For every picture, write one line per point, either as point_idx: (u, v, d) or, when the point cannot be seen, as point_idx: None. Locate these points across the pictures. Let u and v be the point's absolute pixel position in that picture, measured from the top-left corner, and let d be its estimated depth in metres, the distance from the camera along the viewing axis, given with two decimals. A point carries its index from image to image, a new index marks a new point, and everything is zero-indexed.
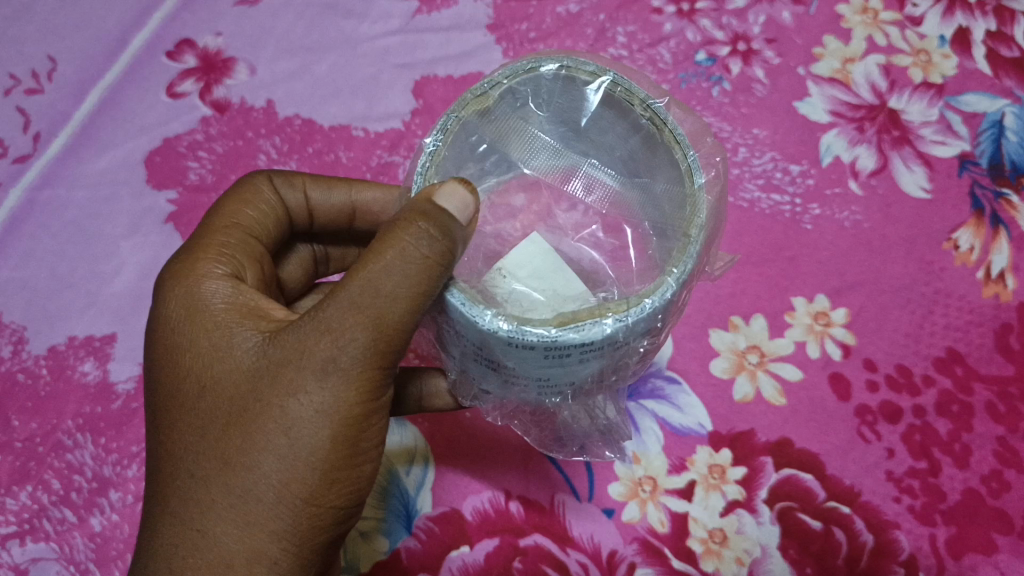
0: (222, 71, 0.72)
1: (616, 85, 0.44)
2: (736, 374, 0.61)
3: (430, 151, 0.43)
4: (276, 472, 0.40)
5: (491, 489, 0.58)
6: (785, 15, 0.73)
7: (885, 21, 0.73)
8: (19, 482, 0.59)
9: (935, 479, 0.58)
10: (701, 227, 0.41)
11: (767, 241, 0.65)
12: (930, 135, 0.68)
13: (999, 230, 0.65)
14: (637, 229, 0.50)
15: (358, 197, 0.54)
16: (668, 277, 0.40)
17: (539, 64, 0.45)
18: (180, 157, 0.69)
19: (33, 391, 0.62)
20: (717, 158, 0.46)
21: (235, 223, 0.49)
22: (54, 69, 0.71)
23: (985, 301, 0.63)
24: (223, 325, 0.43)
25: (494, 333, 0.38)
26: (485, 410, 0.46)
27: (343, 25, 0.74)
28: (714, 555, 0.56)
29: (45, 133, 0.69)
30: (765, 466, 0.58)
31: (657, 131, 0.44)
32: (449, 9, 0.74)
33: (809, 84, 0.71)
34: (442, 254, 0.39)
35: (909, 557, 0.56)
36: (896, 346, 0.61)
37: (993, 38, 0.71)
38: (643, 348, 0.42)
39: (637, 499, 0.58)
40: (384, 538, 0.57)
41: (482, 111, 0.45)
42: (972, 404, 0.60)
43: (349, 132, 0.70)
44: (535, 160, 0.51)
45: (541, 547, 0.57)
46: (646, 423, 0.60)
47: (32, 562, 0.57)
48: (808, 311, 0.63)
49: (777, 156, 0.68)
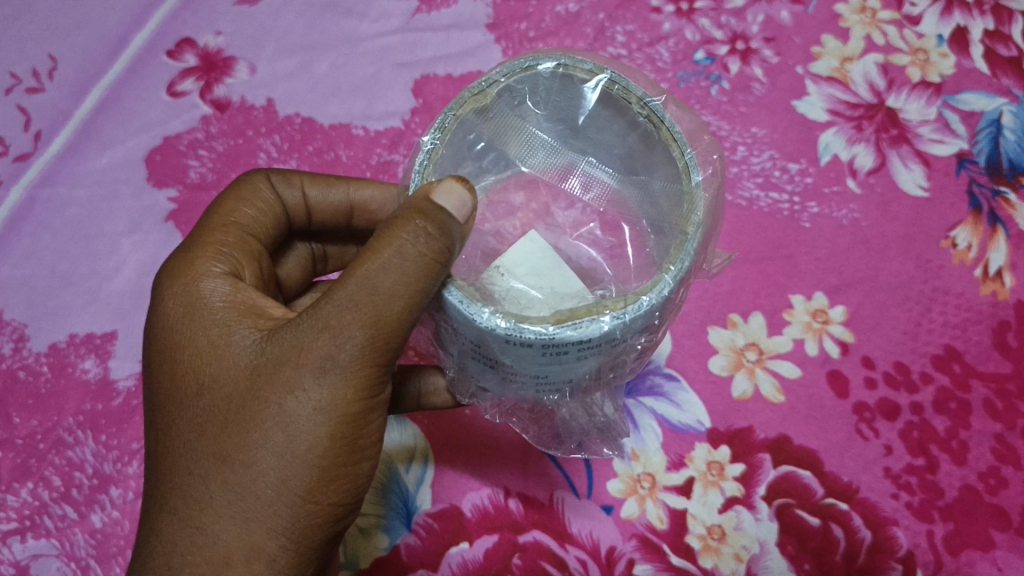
0: (222, 70, 0.72)
1: (613, 83, 0.45)
2: (734, 371, 0.61)
3: (428, 150, 0.44)
4: (274, 469, 0.40)
5: (490, 486, 0.59)
6: (784, 15, 0.74)
7: (883, 20, 0.73)
8: (20, 479, 0.60)
9: (933, 476, 0.58)
10: (698, 224, 0.42)
11: (766, 239, 0.65)
12: (928, 133, 0.68)
13: (997, 228, 0.65)
14: (635, 226, 0.50)
15: (356, 194, 0.54)
16: (666, 274, 0.40)
17: (537, 63, 0.45)
18: (181, 155, 0.69)
19: (33, 389, 0.62)
20: (715, 156, 0.46)
21: (233, 222, 0.50)
22: (55, 69, 0.71)
23: (982, 299, 0.63)
24: (222, 324, 0.43)
25: (491, 331, 0.38)
26: (483, 408, 0.47)
27: (342, 24, 0.74)
28: (713, 551, 0.56)
29: (46, 132, 0.69)
30: (763, 463, 0.58)
31: (654, 129, 0.44)
32: (448, 8, 0.74)
33: (807, 83, 0.71)
34: (440, 252, 0.39)
35: (907, 554, 0.56)
36: (894, 343, 0.62)
37: (991, 37, 0.71)
38: (641, 344, 0.42)
39: (636, 496, 0.58)
40: (384, 535, 0.57)
41: (479, 109, 0.45)
42: (970, 401, 0.60)
43: (349, 131, 0.70)
44: (532, 158, 0.51)
45: (540, 544, 0.57)
46: (645, 420, 0.60)
47: (33, 558, 0.58)
48: (806, 308, 0.63)
49: (775, 154, 0.69)
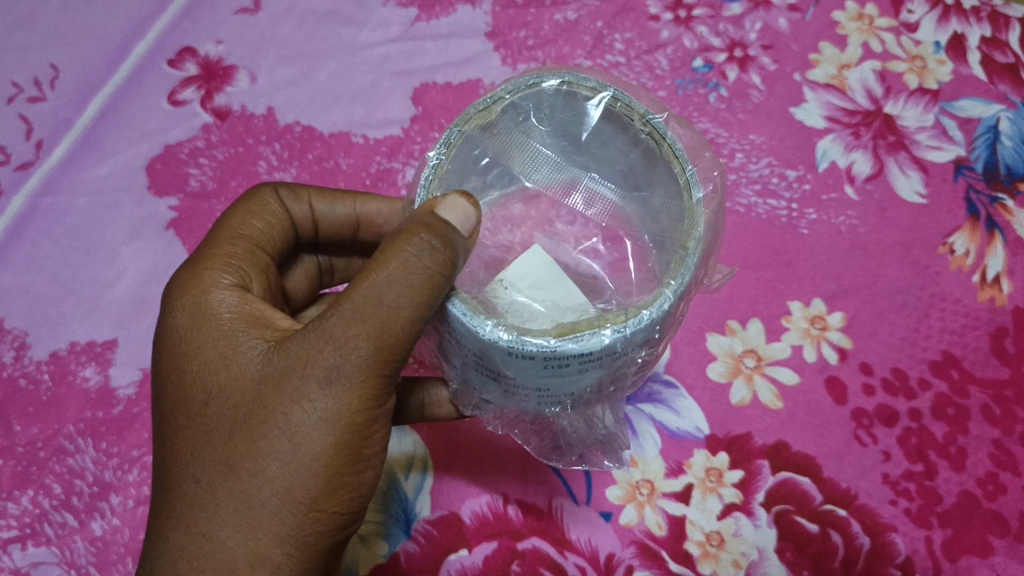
0: (222, 78, 0.73)
1: (616, 101, 0.45)
2: (733, 378, 0.61)
3: (433, 164, 0.44)
4: (280, 478, 0.40)
5: (490, 493, 0.59)
6: (782, 22, 0.74)
7: (881, 27, 0.73)
8: (20, 487, 0.60)
9: (931, 481, 0.58)
10: (699, 239, 0.42)
11: (764, 245, 0.66)
12: (925, 140, 0.69)
13: (994, 234, 0.65)
14: (637, 241, 0.50)
15: (362, 209, 0.55)
16: (666, 289, 0.40)
17: (541, 80, 0.45)
18: (181, 163, 0.70)
19: (34, 397, 0.62)
20: (715, 173, 0.47)
21: (242, 234, 0.50)
22: (56, 78, 0.72)
23: (980, 305, 0.63)
24: (229, 334, 0.43)
25: (494, 343, 0.39)
26: (485, 420, 0.47)
27: (342, 32, 0.75)
28: (712, 558, 0.57)
29: (47, 140, 0.70)
30: (761, 469, 0.59)
31: (656, 146, 0.44)
32: (447, 17, 0.75)
33: (806, 90, 0.71)
34: (444, 264, 0.39)
35: (905, 560, 0.56)
36: (892, 349, 0.62)
37: (987, 44, 0.72)
38: (641, 358, 0.42)
39: (635, 503, 0.58)
40: (383, 542, 0.57)
41: (484, 125, 0.45)
42: (968, 407, 0.60)
43: (349, 139, 0.71)
44: (536, 173, 0.51)
45: (538, 551, 0.57)
46: (644, 427, 0.60)
47: (33, 566, 0.58)
48: (804, 314, 0.63)
49: (774, 161, 0.69)
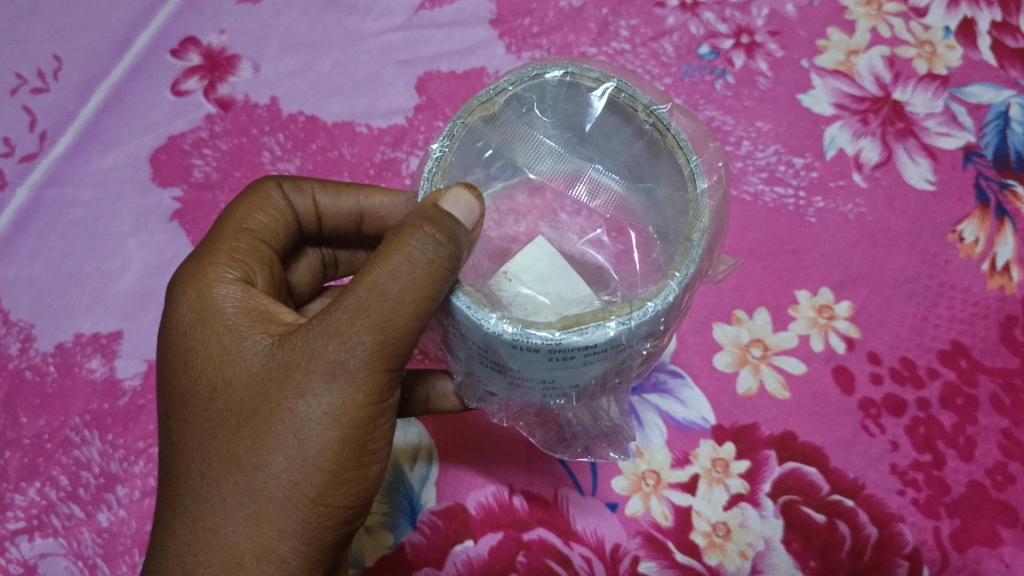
0: (225, 69, 0.72)
1: (620, 92, 0.45)
2: (739, 367, 0.61)
3: (436, 157, 0.44)
4: (286, 472, 0.40)
5: (495, 484, 0.59)
6: (790, 8, 0.73)
7: (889, 12, 0.72)
8: (27, 478, 0.60)
9: (939, 472, 0.58)
10: (703, 231, 0.42)
11: (771, 234, 0.65)
12: (934, 126, 0.68)
13: (1004, 222, 0.64)
14: (642, 233, 0.49)
15: (366, 202, 0.54)
16: (670, 281, 0.40)
17: (544, 71, 0.45)
18: (185, 154, 0.69)
19: (40, 389, 0.62)
20: (719, 164, 0.47)
21: (245, 229, 0.50)
22: (60, 69, 0.72)
23: (990, 293, 0.62)
24: (234, 329, 0.43)
25: (499, 336, 0.38)
26: (490, 412, 0.47)
27: (345, 21, 0.74)
28: (718, 548, 0.57)
29: (51, 132, 0.70)
30: (768, 459, 0.58)
31: (660, 137, 0.44)
32: (450, 5, 0.74)
33: (813, 76, 0.71)
34: (448, 258, 0.39)
35: (913, 550, 0.56)
36: (900, 339, 0.61)
37: (998, 29, 0.71)
38: (646, 350, 0.42)
39: (641, 493, 0.58)
40: (389, 533, 0.57)
41: (487, 117, 0.45)
42: (977, 396, 0.59)
43: (353, 128, 0.70)
44: (539, 165, 0.50)
45: (544, 541, 0.57)
46: (649, 417, 0.60)
47: (41, 557, 0.58)
48: (811, 304, 0.63)
49: (781, 149, 0.68)
